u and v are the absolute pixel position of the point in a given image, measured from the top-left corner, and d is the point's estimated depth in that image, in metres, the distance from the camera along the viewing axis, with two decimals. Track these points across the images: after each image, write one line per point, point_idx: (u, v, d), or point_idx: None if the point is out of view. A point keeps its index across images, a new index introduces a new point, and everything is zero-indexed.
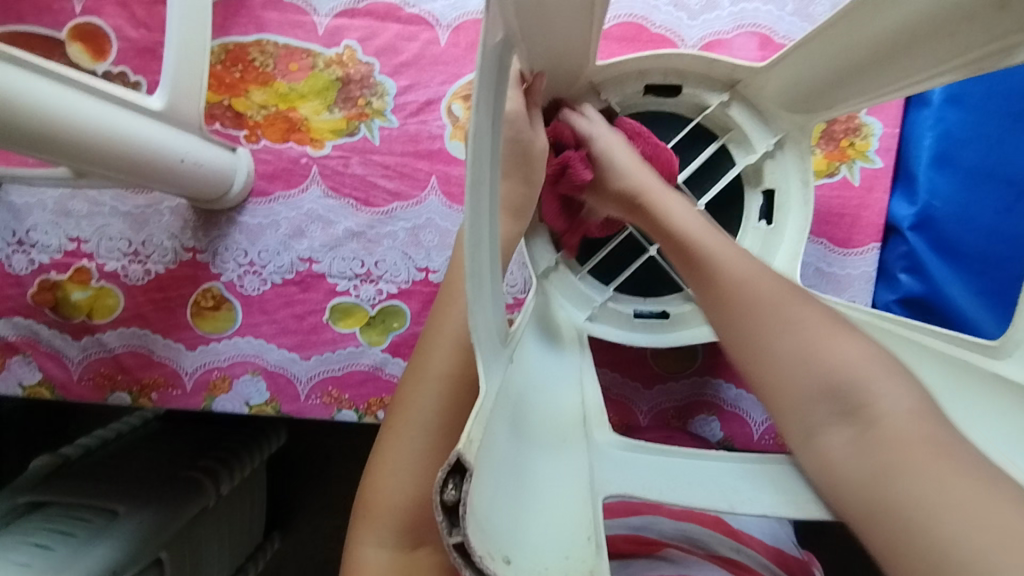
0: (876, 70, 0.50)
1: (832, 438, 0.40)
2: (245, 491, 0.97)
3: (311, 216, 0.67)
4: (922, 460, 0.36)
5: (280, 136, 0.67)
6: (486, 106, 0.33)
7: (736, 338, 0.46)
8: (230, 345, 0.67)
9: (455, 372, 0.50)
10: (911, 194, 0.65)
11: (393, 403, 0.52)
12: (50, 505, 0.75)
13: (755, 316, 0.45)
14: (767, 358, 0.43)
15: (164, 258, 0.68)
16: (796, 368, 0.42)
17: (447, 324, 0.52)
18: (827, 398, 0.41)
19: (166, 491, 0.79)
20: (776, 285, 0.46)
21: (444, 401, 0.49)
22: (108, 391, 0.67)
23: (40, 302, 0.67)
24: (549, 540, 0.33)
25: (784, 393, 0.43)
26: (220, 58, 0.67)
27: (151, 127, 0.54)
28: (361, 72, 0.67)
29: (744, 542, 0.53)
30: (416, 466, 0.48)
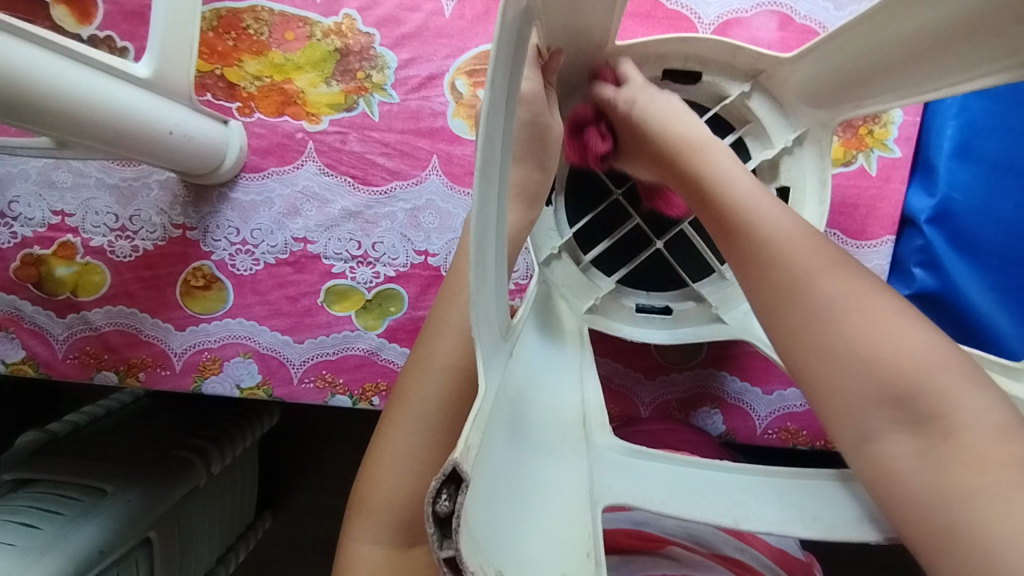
0: (911, 67, 0.48)
1: (893, 446, 0.38)
2: (236, 470, 0.96)
3: (306, 194, 0.65)
4: (1004, 481, 0.34)
5: (275, 110, 0.64)
6: (501, 84, 0.30)
7: (803, 339, 0.42)
8: (221, 326, 0.65)
9: (457, 363, 0.48)
10: (930, 185, 0.63)
11: (395, 395, 0.50)
12: (37, 483, 0.74)
13: (814, 315, 0.41)
14: (822, 354, 0.40)
15: (153, 234, 0.66)
16: (860, 371, 0.39)
17: (449, 313, 0.49)
18: (894, 403, 0.38)
19: (155, 470, 0.78)
20: (842, 273, 0.42)
21: (446, 393, 0.47)
22: (94, 370, 0.66)
23: (24, 277, 0.65)
24: (547, 555, 0.31)
25: (842, 392, 0.40)
26: (212, 24, 0.64)
27: (139, 96, 0.51)
28: (361, 44, 0.64)
29: (747, 541, 0.52)
30: (415, 462, 0.47)
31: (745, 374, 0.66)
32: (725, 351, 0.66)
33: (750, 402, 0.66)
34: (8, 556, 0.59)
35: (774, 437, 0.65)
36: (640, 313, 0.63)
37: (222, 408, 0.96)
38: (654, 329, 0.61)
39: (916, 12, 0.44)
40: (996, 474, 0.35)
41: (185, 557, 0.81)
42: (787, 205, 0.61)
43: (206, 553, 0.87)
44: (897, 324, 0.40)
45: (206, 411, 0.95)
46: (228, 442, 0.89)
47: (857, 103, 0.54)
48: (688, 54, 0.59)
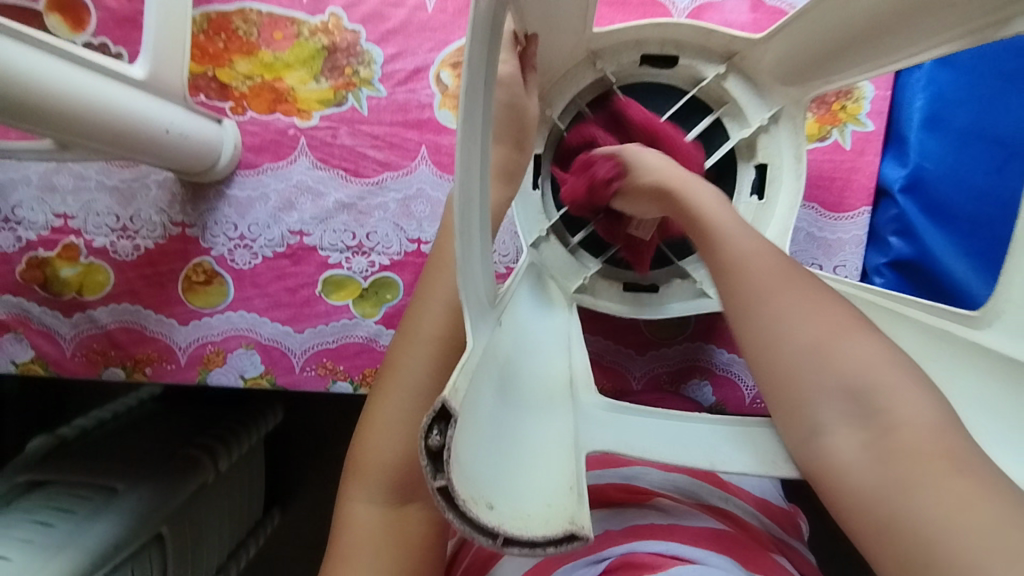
0: (881, 36, 0.50)
1: (840, 441, 0.39)
2: (242, 471, 0.98)
3: (300, 188, 0.67)
4: (933, 475, 0.35)
5: (267, 108, 0.65)
6: (478, 69, 0.32)
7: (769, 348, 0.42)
8: (223, 319, 0.68)
9: (443, 334, 0.50)
10: (903, 157, 0.65)
11: (383, 366, 0.52)
12: (51, 484, 0.76)
13: (773, 307, 0.43)
14: (785, 348, 0.42)
15: (154, 232, 0.68)
16: (819, 371, 0.40)
17: (435, 285, 0.52)
18: (845, 399, 0.40)
19: (165, 469, 0.81)
20: (796, 284, 0.44)
21: (431, 359, 0.49)
22: (102, 367, 0.68)
23: (30, 279, 0.67)
24: (536, 491, 0.34)
25: (796, 388, 0.41)
26: (203, 27, 0.65)
27: (135, 96, 0.53)
28: (348, 40, 0.65)
29: (731, 492, 0.58)
30: (406, 426, 0.49)
31: (733, 346, 0.69)
32: (713, 325, 0.69)
33: (739, 373, 0.68)
34: (25, 550, 0.61)
35: (762, 405, 0.68)
36: (630, 291, 0.65)
37: (226, 410, 0.99)
38: (644, 307, 0.64)
39: None
40: (931, 463, 0.36)
41: (197, 553, 0.84)
42: (766, 180, 0.63)
43: (216, 551, 0.89)
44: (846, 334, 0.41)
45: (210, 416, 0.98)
46: (234, 440, 0.92)
47: (828, 78, 0.56)
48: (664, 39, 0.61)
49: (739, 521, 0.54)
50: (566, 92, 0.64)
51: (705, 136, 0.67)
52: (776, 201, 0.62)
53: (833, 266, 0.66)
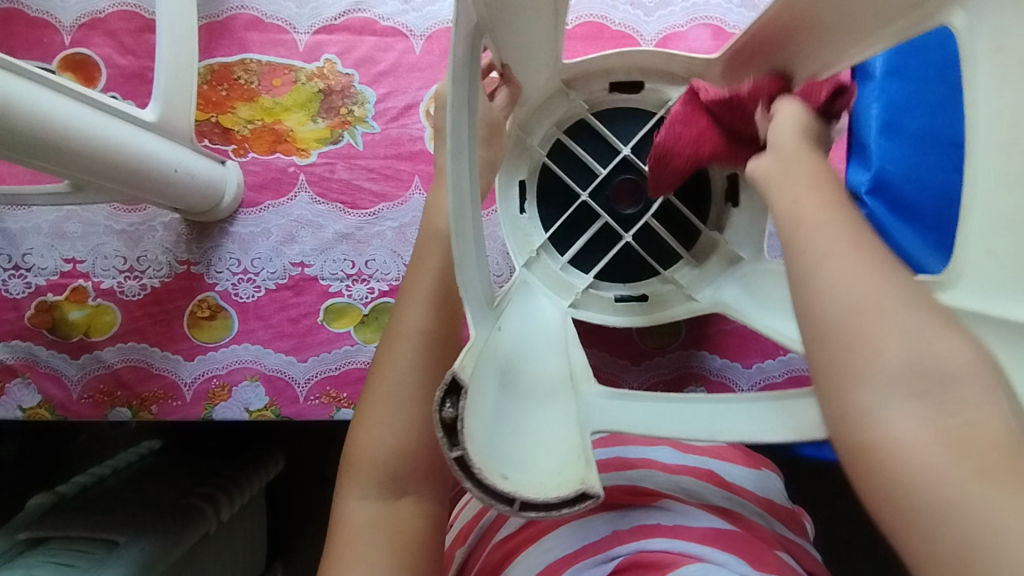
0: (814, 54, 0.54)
1: (896, 415, 0.31)
2: (242, 523, 0.97)
3: (301, 222, 0.70)
4: (999, 473, 0.28)
5: (267, 148, 0.70)
6: (460, 83, 0.36)
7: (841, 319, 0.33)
8: (228, 353, 0.69)
9: (428, 329, 0.52)
10: (866, 162, 0.71)
11: (374, 367, 0.54)
12: (49, 541, 0.76)
13: (836, 258, 0.35)
14: (839, 302, 0.34)
15: (160, 272, 0.70)
16: (880, 340, 0.32)
17: (417, 285, 0.54)
18: (913, 373, 0.31)
19: (167, 522, 0.80)
20: (868, 255, 0.35)
21: (418, 355, 0.52)
22: (108, 407, 0.69)
23: (38, 323, 0.69)
24: (546, 465, 0.36)
25: (845, 346, 0.33)
26: (207, 78, 0.69)
27: (148, 138, 0.57)
28: (343, 83, 0.70)
29: (736, 492, 0.58)
30: (398, 421, 0.51)
31: (723, 351, 0.71)
32: (702, 332, 0.72)
33: (733, 377, 0.71)
34: None
35: None
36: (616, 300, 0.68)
37: (226, 461, 1.00)
38: (630, 314, 0.66)
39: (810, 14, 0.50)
40: (983, 456, 0.28)
41: None
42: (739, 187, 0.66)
43: None
44: (929, 321, 0.32)
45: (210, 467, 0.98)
46: (236, 488, 0.92)
47: None
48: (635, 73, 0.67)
49: (744, 521, 0.54)
50: (543, 120, 0.68)
51: None
52: (746, 207, 0.65)
53: None
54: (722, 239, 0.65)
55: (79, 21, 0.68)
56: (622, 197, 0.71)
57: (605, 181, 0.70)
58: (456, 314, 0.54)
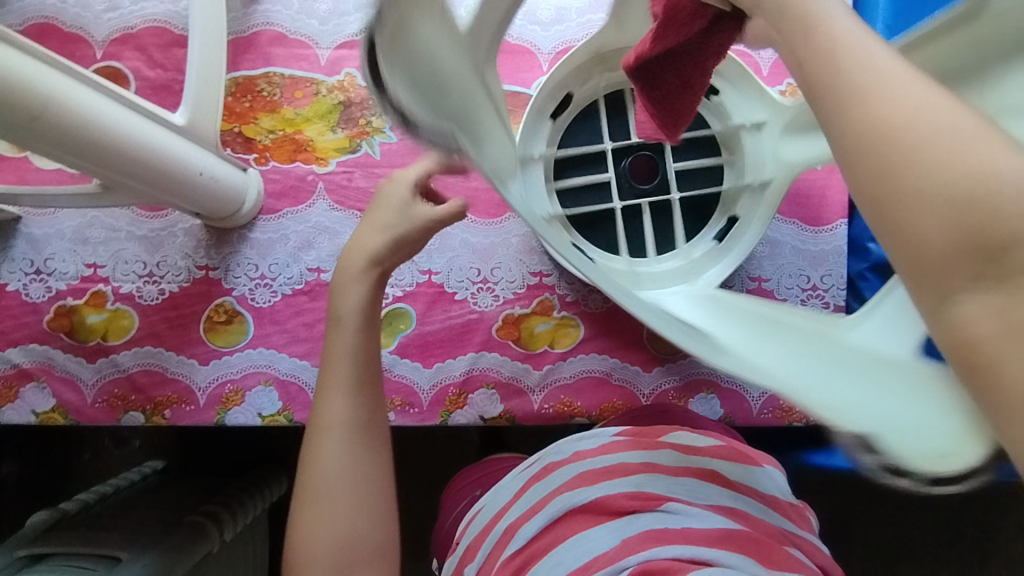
0: None
1: (971, 306, 0.24)
2: (245, 542, 0.96)
3: (318, 229, 0.71)
4: None
5: (287, 157, 0.72)
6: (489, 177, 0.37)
7: (886, 192, 0.26)
8: (243, 357, 0.70)
9: (351, 418, 0.57)
10: None
11: (303, 463, 0.58)
12: (51, 557, 0.75)
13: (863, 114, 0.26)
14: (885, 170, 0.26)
15: (178, 277, 0.71)
16: (937, 203, 0.24)
17: (333, 373, 0.58)
18: (982, 248, 0.24)
19: (171, 535, 0.79)
20: (900, 98, 0.26)
21: (343, 449, 0.57)
22: (121, 412, 0.70)
23: (57, 327, 0.70)
24: (915, 416, 0.30)
25: (906, 225, 0.25)
26: (232, 90, 0.72)
27: (178, 140, 0.59)
28: (361, 96, 0.73)
29: (739, 491, 0.55)
30: (338, 508, 0.56)
31: None
32: None
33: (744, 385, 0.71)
34: None
35: (770, 415, 0.70)
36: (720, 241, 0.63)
37: (229, 481, 1.00)
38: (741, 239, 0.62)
39: None
40: None
41: None
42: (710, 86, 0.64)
43: None
44: (986, 161, 0.24)
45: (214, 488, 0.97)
46: (239, 507, 0.91)
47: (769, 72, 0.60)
48: (569, 78, 0.64)
49: (756, 522, 0.52)
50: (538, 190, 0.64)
51: None
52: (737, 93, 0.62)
53: (820, 275, 0.71)
54: (753, 123, 0.61)
55: (111, 37, 0.72)
56: (640, 172, 0.69)
57: (624, 178, 0.68)
58: (377, 399, 0.59)
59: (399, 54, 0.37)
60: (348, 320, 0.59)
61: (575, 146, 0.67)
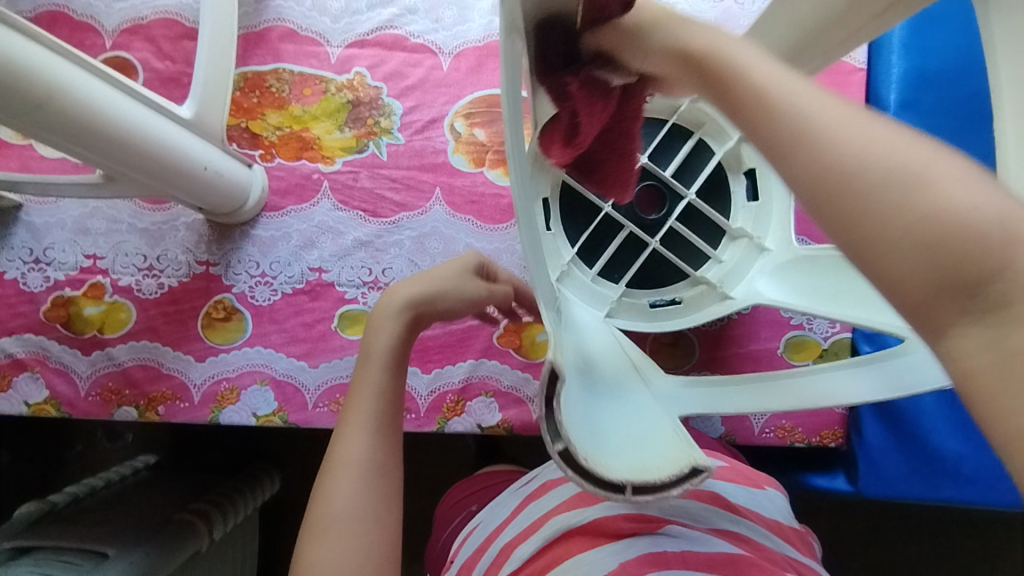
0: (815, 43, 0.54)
1: (971, 345, 0.21)
2: (236, 538, 0.95)
3: (321, 228, 0.71)
4: None
5: (293, 155, 0.71)
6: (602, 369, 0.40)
7: (843, 236, 0.23)
8: (240, 356, 0.69)
9: (373, 460, 0.52)
10: None
11: (313, 498, 0.52)
12: (36, 551, 0.73)
13: (807, 148, 0.24)
14: (847, 206, 0.22)
15: (178, 271, 0.71)
16: (899, 240, 0.21)
17: (356, 410, 0.54)
18: (976, 287, 0.20)
19: (159, 532, 0.78)
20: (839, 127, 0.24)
21: (359, 490, 0.51)
22: (114, 406, 0.69)
23: (53, 318, 0.69)
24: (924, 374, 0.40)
25: (884, 265, 0.22)
26: (240, 85, 0.71)
27: (183, 133, 0.58)
28: (371, 95, 0.72)
29: (742, 515, 0.54)
30: (347, 561, 0.49)
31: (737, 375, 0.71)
32: (717, 355, 0.71)
33: None
34: None
35: (771, 435, 0.69)
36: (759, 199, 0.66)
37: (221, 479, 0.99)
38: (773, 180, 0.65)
39: None
40: None
41: None
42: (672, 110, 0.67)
43: None
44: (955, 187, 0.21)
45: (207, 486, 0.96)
46: (231, 507, 0.90)
47: None
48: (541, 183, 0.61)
49: (759, 548, 0.51)
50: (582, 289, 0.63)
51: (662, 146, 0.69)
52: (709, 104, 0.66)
53: None
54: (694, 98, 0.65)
55: (121, 26, 0.71)
56: (645, 201, 0.70)
57: (639, 220, 0.69)
58: (396, 441, 0.55)
59: (583, 426, 0.34)
60: (379, 357, 0.54)
61: (579, 238, 0.66)
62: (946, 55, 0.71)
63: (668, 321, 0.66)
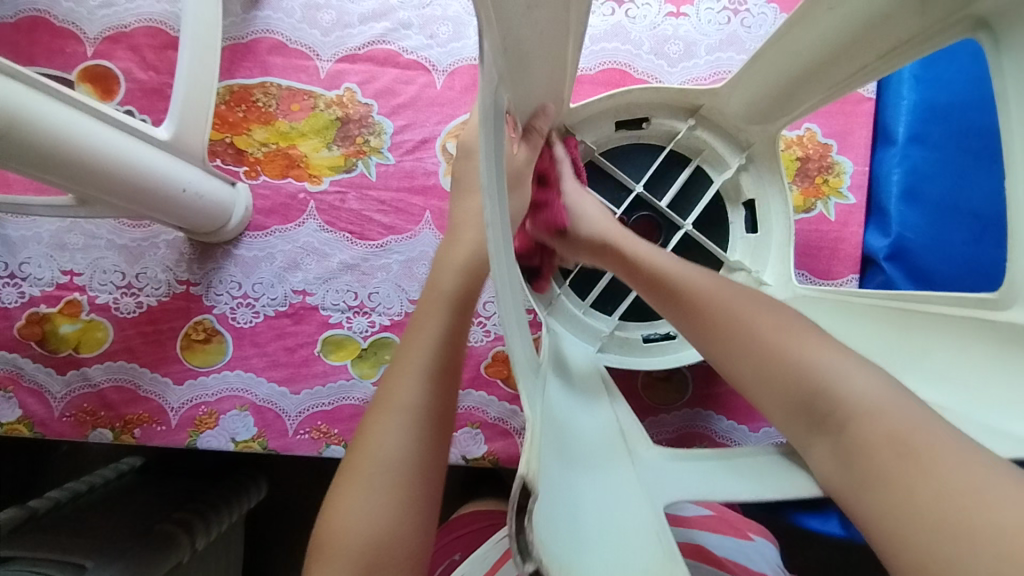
0: (822, 73, 0.50)
1: (818, 453, 0.39)
2: (214, 550, 0.92)
3: (306, 249, 0.68)
4: (901, 469, 0.34)
5: (279, 172, 0.68)
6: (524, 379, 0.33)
7: (737, 379, 0.44)
8: (219, 379, 0.67)
9: (422, 403, 0.51)
10: (885, 227, 0.67)
11: (357, 437, 0.51)
12: (13, 560, 0.67)
13: (696, 320, 0.46)
14: (730, 360, 0.44)
15: (157, 290, 0.68)
16: (772, 386, 0.41)
17: (416, 336, 0.53)
18: (800, 412, 0.40)
19: (139, 544, 0.74)
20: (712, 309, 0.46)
21: (405, 433, 0.50)
22: (89, 428, 0.66)
23: (28, 335, 0.67)
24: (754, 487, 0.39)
25: (758, 398, 0.42)
26: (225, 98, 0.69)
27: (160, 157, 0.56)
28: (361, 113, 0.69)
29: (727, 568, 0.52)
30: (380, 501, 0.48)
31: (730, 413, 0.69)
32: (709, 390, 0.69)
33: (737, 439, 0.68)
34: None
35: None
36: (757, 230, 0.63)
37: (205, 484, 0.95)
38: (774, 210, 0.62)
39: (817, 31, 0.47)
40: (882, 455, 0.35)
41: None
42: (666, 132, 0.64)
43: None
44: (792, 342, 0.42)
45: (194, 489, 0.93)
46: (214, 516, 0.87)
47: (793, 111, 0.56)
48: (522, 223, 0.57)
49: None
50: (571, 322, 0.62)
51: (660, 173, 0.66)
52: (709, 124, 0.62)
53: None
54: (688, 126, 0.62)
55: (103, 34, 0.68)
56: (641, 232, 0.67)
57: None
58: (452, 387, 0.53)
59: (561, 532, 0.29)
60: (433, 302, 0.55)
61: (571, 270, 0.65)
62: (955, 88, 0.68)
63: (662, 357, 0.62)
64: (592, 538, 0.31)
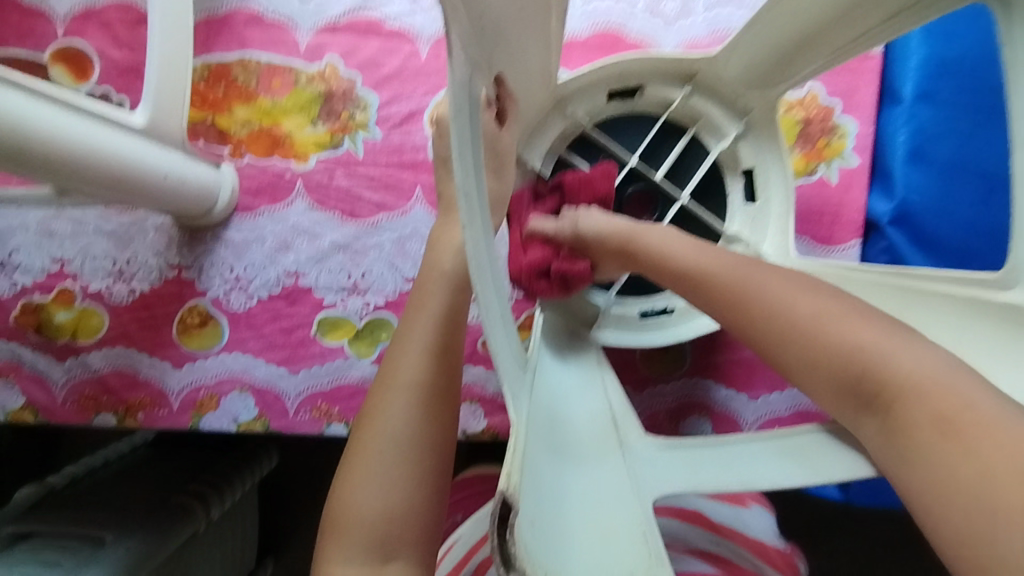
0: (828, 30, 0.49)
1: (866, 430, 0.38)
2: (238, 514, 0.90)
3: (297, 230, 0.67)
4: (941, 444, 0.34)
5: (265, 151, 0.67)
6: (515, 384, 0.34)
7: (779, 364, 0.41)
8: (217, 362, 0.66)
9: (425, 380, 0.47)
10: (889, 191, 0.65)
11: (359, 418, 0.47)
12: (36, 536, 0.67)
13: (724, 306, 0.43)
14: (775, 345, 0.41)
15: (150, 275, 0.68)
16: (816, 370, 0.39)
17: (415, 321, 0.49)
18: (847, 392, 0.38)
19: (158, 514, 0.72)
20: (743, 295, 0.42)
21: (409, 409, 0.46)
22: (92, 413, 0.67)
23: (24, 324, 0.67)
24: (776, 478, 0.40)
25: (806, 378, 0.40)
26: (204, 75, 0.67)
27: (136, 142, 0.54)
28: (344, 86, 0.67)
29: (725, 535, 0.53)
30: (387, 480, 0.44)
31: (731, 381, 0.68)
32: (710, 360, 0.69)
33: (738, 409, 0.68)
34: None
35: None
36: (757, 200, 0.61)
37: (219, 454, 0.91)
38: (774, 179, 0.59)
39: None
40: (925, 432, 0.34)
41: None
42: (662, 100, 0.61)
43: None
44: (839, 324, 0.39)
45: (208, 454, 0.91)
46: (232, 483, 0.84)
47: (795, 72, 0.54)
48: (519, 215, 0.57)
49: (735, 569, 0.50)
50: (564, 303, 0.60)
51: (655, 143, 0.64)
52: (707, 91, 0.60)
53: None
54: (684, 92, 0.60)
55: (73, 11, 0.65)
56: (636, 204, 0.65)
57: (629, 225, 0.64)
58: (454, 366, 0.48)
59: (544, 533, 0.30)
60: (432, 280, 0.50)
61: None
62: (967, 42, 0.65)
63: (656, 333, 0.62)
64: (570, 532, 0.33)
